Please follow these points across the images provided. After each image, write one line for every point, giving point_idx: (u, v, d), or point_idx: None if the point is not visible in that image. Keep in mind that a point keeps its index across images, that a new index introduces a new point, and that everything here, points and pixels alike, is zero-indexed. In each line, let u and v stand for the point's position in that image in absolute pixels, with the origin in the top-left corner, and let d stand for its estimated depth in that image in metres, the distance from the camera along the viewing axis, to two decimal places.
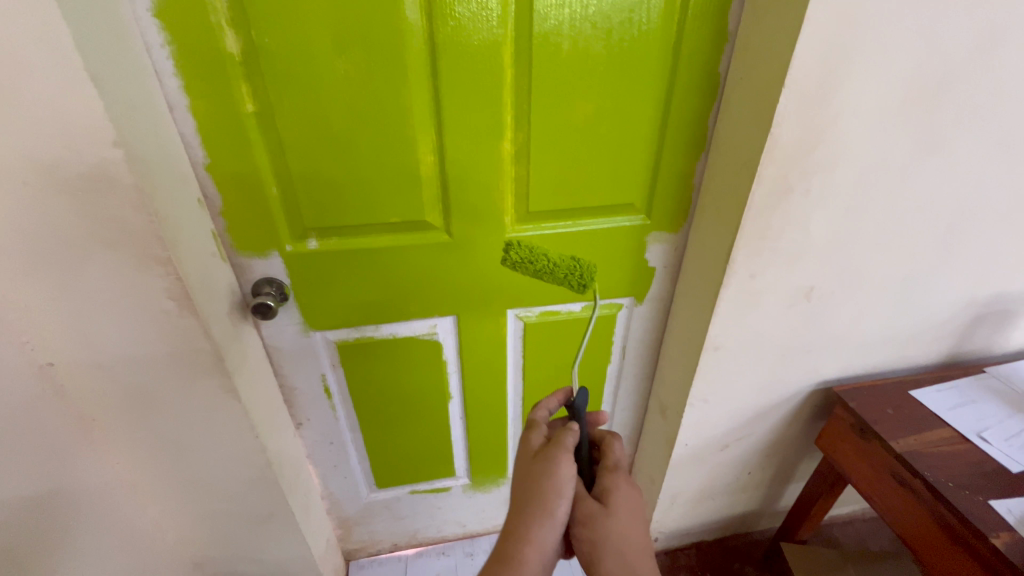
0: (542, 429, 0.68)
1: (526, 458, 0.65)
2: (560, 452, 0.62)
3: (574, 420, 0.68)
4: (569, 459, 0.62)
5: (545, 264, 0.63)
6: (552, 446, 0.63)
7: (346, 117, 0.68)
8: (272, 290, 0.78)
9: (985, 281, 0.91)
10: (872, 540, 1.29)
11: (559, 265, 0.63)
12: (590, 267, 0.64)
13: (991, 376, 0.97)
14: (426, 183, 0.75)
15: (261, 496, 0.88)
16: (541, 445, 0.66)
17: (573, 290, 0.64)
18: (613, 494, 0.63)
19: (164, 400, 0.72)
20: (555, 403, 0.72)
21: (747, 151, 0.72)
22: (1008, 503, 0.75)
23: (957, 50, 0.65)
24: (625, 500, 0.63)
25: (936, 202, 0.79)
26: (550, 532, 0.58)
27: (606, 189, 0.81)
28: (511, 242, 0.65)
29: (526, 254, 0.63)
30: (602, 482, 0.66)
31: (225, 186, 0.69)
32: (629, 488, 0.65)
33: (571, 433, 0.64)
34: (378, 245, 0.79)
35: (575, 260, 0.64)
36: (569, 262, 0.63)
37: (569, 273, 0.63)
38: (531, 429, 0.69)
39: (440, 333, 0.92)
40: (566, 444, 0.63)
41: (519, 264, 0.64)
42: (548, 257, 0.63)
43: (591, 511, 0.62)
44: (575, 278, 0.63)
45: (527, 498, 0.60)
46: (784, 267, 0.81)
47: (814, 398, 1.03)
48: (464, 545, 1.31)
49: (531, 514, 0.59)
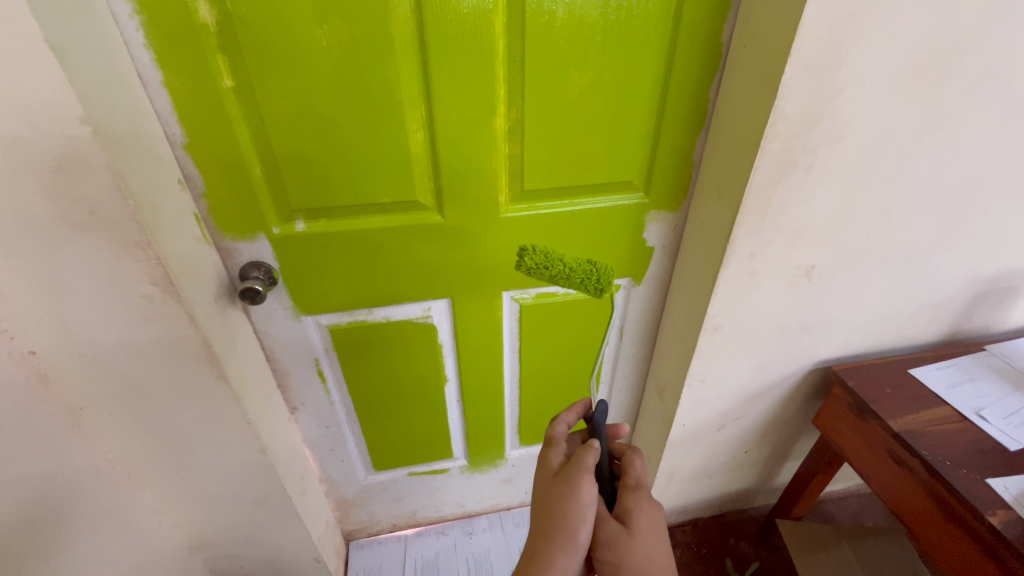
0: (562, 447, 0.69)
1: (547, 478, 0.66)
2: (581, 474, 0.62)
3: (594, 436, 0.68)
4: (590, 482, 0.62)
5: (561, 268, 0.62)
6: (572, 467, 0.64)
7: (330, 93, 0.65)
8: (259, 274, 0.75)
9: (989, 258, 0.90)
10: (866, 515, 1.30)
11: (575, 270, 0.62)
12: (607, 271, 0.63)
13: (991, 354, 0.96)
14: (416, 161, 0.72)
15: (258, 481, 0.88)
16: (561, 465, 0.67)
17: (590, 293, 0.64)
18: (634, 515, 0.63)
19: (154, 388, 0.71)
20: (574, 416, 0.72)
21: (749, 125, 0.69)
22: (1005, 481, 0.75)
23: (972, 16, 0.62)
24: (648, 522, 0.63)
25: (943, 177, 0.77)
26: (571, 558, 0.60)
27: (604, 167, 0.78)
28: (525, 247, 0.62)
29: (542, 259, 0.61)
30: (624, 501, 0.65)
31: (206, 166, 0.67)
32: (651, 508, 0.65)
33: (592, 452, 0.64)
34: (368, 227, 0.76)
35: (591, 264, 0.63)
36: (585, 266, 0.63)
37: (586, 276, 0.63)
38: (551, 446, 0.70)
39: (435, 316, 0.90)
40: (587, 465, 0.63)
41: (535, 271, 0.62)
42: (564, 262, 0.62)
43: (614, 534, 0.62)
44: (592, 281, 0.63)
45: (549, 522, 0.62)
46: (785, 246, 0.79)
47: (812, 377, 1.03)
48: (463, 524, 1.32)
49: (554, 540, 0.60)
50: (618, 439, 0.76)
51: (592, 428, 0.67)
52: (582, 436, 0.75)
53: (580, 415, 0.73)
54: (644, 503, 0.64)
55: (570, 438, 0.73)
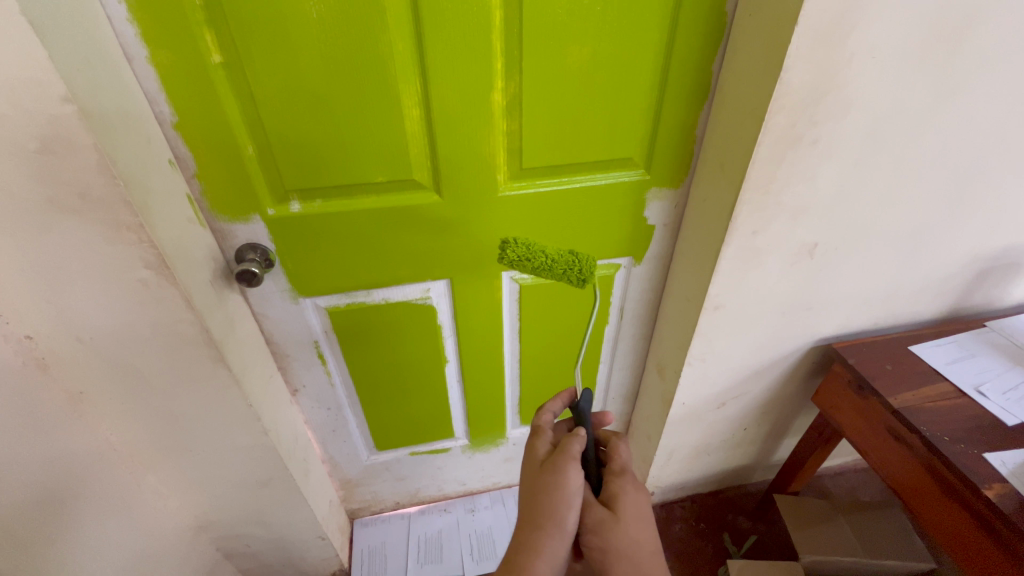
0: (548, 435, 0.72)
1: (534, 466, 0.68)
2: (568, 461, 0.65)
3: (579, 424, 0.71)
4: (576, 467, 0.65)
5: (542, 261, 0.63)
6: (559, 454, 0.66)
7: (323, 69, 0.63)
8: (256, 256, 0.75)
9: (993, 233, 0.89)
10: (863, 490, 1.32)
11: (557, 262, 0.63)
12: (590, 262, 0.64)
13: (992, 330, 0.96)
14: (412, 139, 0.71)
15: (261, 462, 0.89)
16: (548, 452, 0.69)
17: (572, 284, 0.64)
18: (619, 498, 0.66)
19: (153, 372, 0.71)
20: (559, 406, 0.75)
21: (753, 99, 0.67)
22: (1003, 456, 0.75)
23: None
24: (633, 505, 0.66)
25: (950, 152, 0.75)
26: (559, 543, 0.61)
27: (604, 144, 0.77)
28: (507, 240, 0.64)
29: (523, 251, 0.63)
30: (610, 486, 0.68)
31: (197, 146, 0.65)
32: (636, 493, 0.67)
33: (577, 440, 0.67)
34: (365, 207, 0.75)
35: (573, 255, 0.63)
36: (567, 258, 0.63)
37: (568, 268, 0.63)
38: (537, 435, 0.72)
39: (434, 297, 0.90)
40: (572, 452, 0.66)
41: (516, 263, 0.63)
42: (545, 254, 0.63)
43: (600, 518, 0.64)
44: (574, 273, 0.63)
45: (536, 510, 0.63)
46: (787, 224, 0.78)
47: (812, 355, 1.03)
48: (465, 502, 1.34)
49: (541, 527, 0.62)
50: (604, 426, 0.79)
51: (577, 416, 0.70)
52: (568, 424, 0.78)
53: (564, 404, 0.75)
54: (629, 486, 0.67)
55: (555, 428, 0.76)
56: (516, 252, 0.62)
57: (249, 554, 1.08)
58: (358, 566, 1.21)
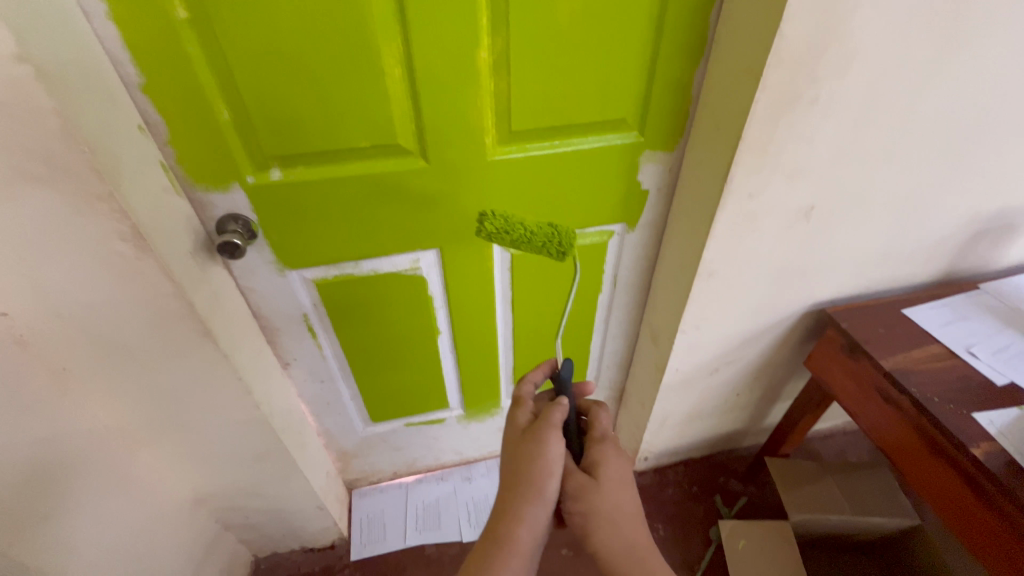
0: (529, 406, 0.72)
1: (516, 435, 0.69)
2: (548, 430, 0.66)
3: (560, 393, 0.71)
4: (557, 436, 0.66)
5: (521, 233, 0.64)
6: (540, 424, 0.67)
7: (297, 23, 0.59)
8: (238, 227, 0.72)
9: (991, 193, 0.87)
10: (851, 451, 1.35)
11: (536, 234, 0.64)
12: (569, 235, 0.65)
13: (985, 292, 0.96)
14: (395, 100, 0.67)
15: (256, 435, 0.89)
16: (529, 422, 0.70)
17: (551, 257, 0.65)
18: (600, 464, 0.68)
19: (138, 348, 0.69)
20: (540, 376, 0.74)
21: (751, 54, 0.64)
22: (990, 415, 0.76)
23: None
24: (614, 470, 0.67)
25: (952, 109, 0.73)
26: (540, 511, 0.63)
27: (596, 104, 0.74)
28: (486, 213, 0.65)
29: (501, 224, 0.64)
30: (591, 453, 0.70)
31: (168, 110, 0.62)
32: (617, 459, 0.69)
33: (559, 409, 0.67)
34: (349, 173, 0.72)
35: (552, 228, 0.65)
36: (546, 230, 0.64)
37: (547, 240, 0.64)
38: (517, 405, 0.72)
39: (424, 268, 0.88)
40: (553, 421, 0.66)
41: (495, 236, 0.65)
42: (523, 227, 0.65)
43: (580, 484, 0.66)
44: (553, 246, 0.64)
45: (517, 478, 0.64)
46: (784, 186, 0.76)
47: (806, 320, 1.02)
48: (462, 470, 1.35)
49: (522, 495, 0.63)
50: (585, 397, 0.78)
51: (559, 386, 0.70)
52: (549, 395, 0.78)
53: (546, 374, 0.75)
54: (609, 452, 0.69)
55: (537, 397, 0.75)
56: (494, 225, 0.64)
57: (248, 525, 1.09)
58: (358, 535, 1.24)
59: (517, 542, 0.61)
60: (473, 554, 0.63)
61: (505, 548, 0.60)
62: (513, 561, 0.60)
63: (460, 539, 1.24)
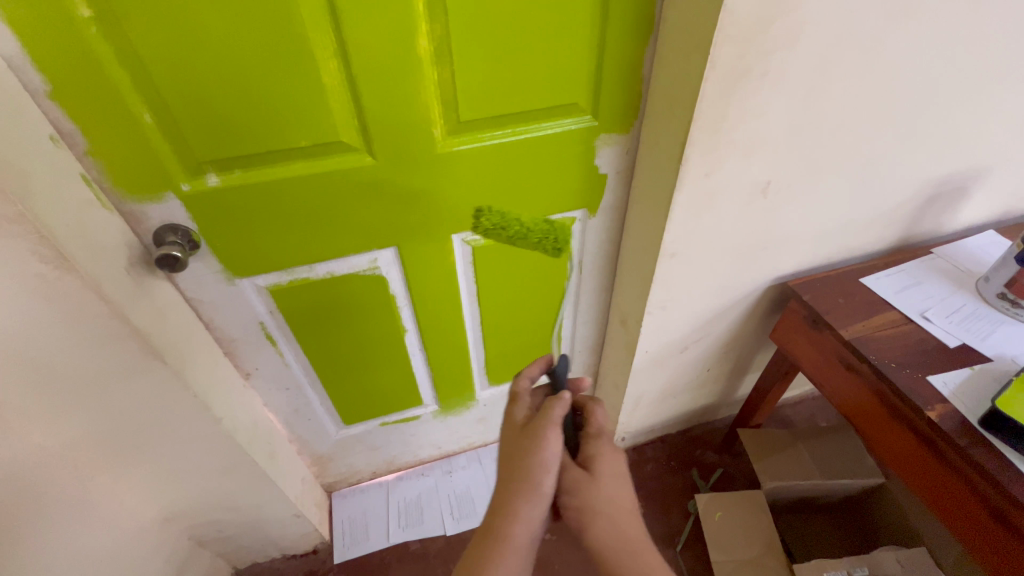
0: (526, 402, 0.71)
1: (514, 431, 0.67)
2: (549, 427, 0.64)
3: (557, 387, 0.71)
4: (556, 433, 0.64)
5: (517, 230, 0.65)
6: (539, 420, 0.65)
7: (218, 15, 0.55)
8: (178, 239, 0.68)
9: (940, 159, 0.89)
10: (820, 416, 1.39)
11: (532, 231, 0.65)
12: (565, 232, 0.65)
13: (938, 257, 0.98)
14: (333, 95, 0.64)
15: (220, 449, 0.86)
16: (527, 417, 0.69)
17: (548, 253, 0.66)
18: (597, 460, 0.68)
19: (80, 374, 0.65)
20: (537, 371, 0.73)
21: (698, 31, 0.63)
22: (944, 377, 0.78)
23: None
24: (609, 465, 0.68)
25: (899, 77, 0.73)
26: (536, 508, 0.62)
27: (545, 88, 0.71)
28: (482, 208, 0.65)
29: (497, 219, 0.64)
30: (587, 449, 0.70)
31: (84, 119, 0.57)
32: (612, 454, 0.69)
33: (560, 404, 0.66)
34: (291, 175, 0.69)
35: (548, 223, 0.65)
36: (542, 227, 0.65)
37: (543, 236, 0.65)
38: (515, 401, 0.71)
39: (383, 267, 0.85)
40: (554, 417, 0.65)
41: (490, 231, 0.65)
42: (520, 223, 0.65)
43: (576, 479, 0.67)
44: (549, 242, 0.65)
45: (514, 474, 0.63)
46: (740, 163, 0.76)
47: (770, 293, 1.04)
48: (442, 464, 1.35)
49: (519, 492, 0.61)
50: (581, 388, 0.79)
51: (556, 381, 0.70)
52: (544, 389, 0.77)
53: (541, 371, 0.74)
54: (605, 448, 0.70)
55: (534, 392, 0.74)
56: (491, 221, 0.64)
57: (224, 538, 1.07)
58: (339, 537, 1.22)
59: (513, 539, 0.60)
60: (466, 552, 0.61)
61: (500, 545, 0.59)
62: (508, 559, 0.59)
63: (444, 533, 1.24)
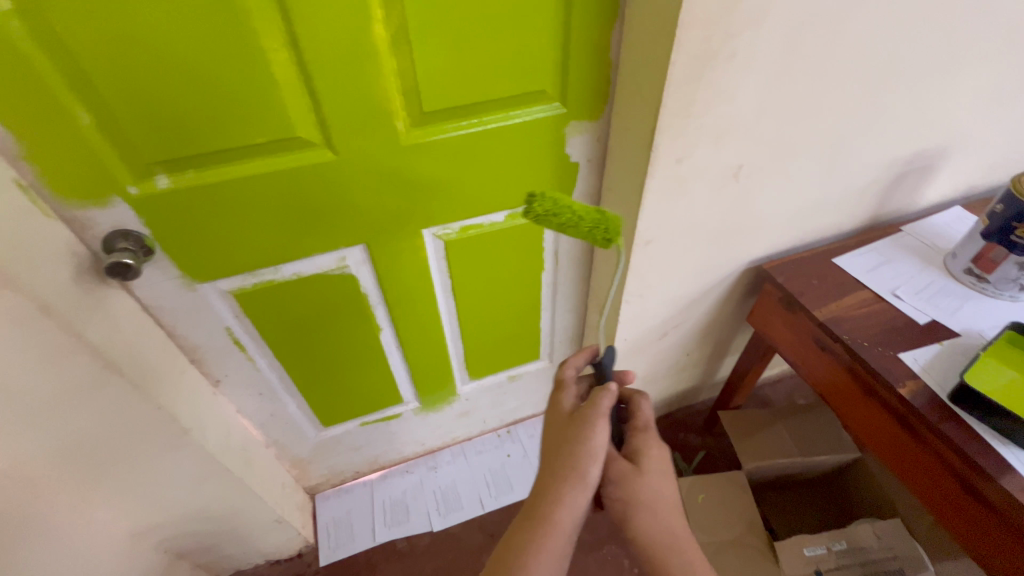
0: (573, 391, 0.72)
1: (561, 419, 0.68)
2: (597, 417, 0.65)
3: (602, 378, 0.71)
4: (604, 424, 0.65)
5: (570, 217, 0.60)
6: (587, 409, 0.66)
7: (158, 7, 0.51)
8: (129, 244, 0.64)
9: (907, 138, 0.90)
10: (798, 394, 1.42)
11: (585, 218, 0.61)
12: (616, 222, 0.62)
13: (907, 234, 1.00)
14: (286, 89, 0.61)
15: (190, 460, 0.83)
16: (574, 406, 0.70)
17: (596, 244, 0.63)
18: (642, 454, 0.68)
19: (32, 394, 0.61)
20: (583, 360, 0.76)
21: (663, 12, 0.61)
22: (915, 354, 0.80)
23: None
24: (655, 460, 0.68)
25: (865, 56, 0.73)
26: (582, 495, 0.61)
27: (511, 76, 0.69)
28: (533, 194, 0.60)
29: (551, 206, 0.59)
30: (633, 442, 0.70)
31: (13, 120, 0.53)
32: (658, 448, 0.69)
33: (607, 395, 0.66)
34: (248, 174, 0.66)
35: (599, 212, 0.61)
36: (594, 215, 0.61)
37: (594, 226, 0.61)
38: (562, 389, 0.73)
39: (352, 266, 0.83)
40: (602, 407, 0.65)
41: (542, 218, 0.60)
42: (573, 210, 0.60)
43: (622, 471, 0.66)
44: (599, 232, 0.62)
45: (560, 461, 0.63)
46: (711, 147, 0.75)
47: (746, 276, 1.04)
48: (426, 460, 1.34)
49: (565, 479, 0.61)
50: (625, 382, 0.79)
51: (601, 372, 0.71)
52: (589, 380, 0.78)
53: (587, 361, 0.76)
54: (653, 443, 0.70)
55: (579, 381, 0.75)
56: (545, 207, 0.59)
57: (203, 548, 1.04)
58: (324, 539, 1.21)
59: (558, 524, 0.60)
60: (508, 534, 0.61)
61: (545, 528, 0.59)
62: (552, 542, 0.59)
63: (431, 529, 1.23)
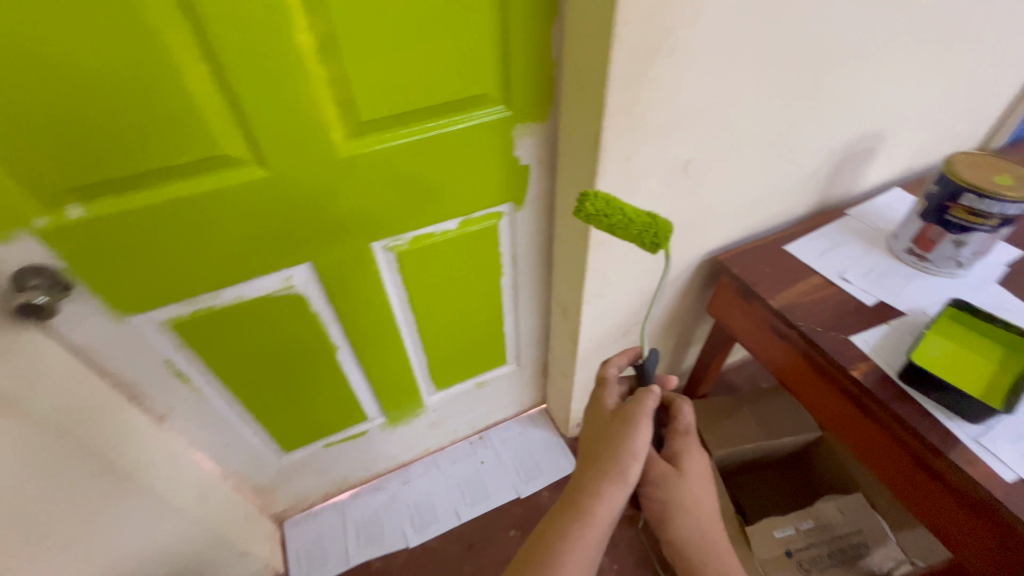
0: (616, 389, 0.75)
1: (605, 417, 0.72)
2: (640, 418, 0.67)
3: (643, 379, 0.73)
4: (647, 424, 0.67)
5: (620, 217, 0.60)
6: (631, 408, 0.69)
7: (45, 22, 0.46)
8: (41, 281, 0.59)
9: (846, 125, 0.92)
10: (761, 377, 1.45)
11: (635, 221, 0.60)
12: (666, 227, 0.61)
13: (852, 218, 1.03)
14: (206, 104, 0.56)
15: (134, 504, 0.77)
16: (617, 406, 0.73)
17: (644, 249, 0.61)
18: (684, 457, 0.71)
19: None
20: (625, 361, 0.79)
21: (598, 9, 0.59)
22: (865, 335, 0.82)
23: None
24: (696, 463, 0.71)
25: (800, 47, 0.74)
26: (620, 492, 0.65)
27: (449, 79, 0.67)
28: (585, 193, 0.61)
29: (602, 206, 0.60)
30: (674, 444, 0.73)
31: None
32: (697, 451, 0.73)
33: (651, 396, 0.68)
34: (172, 197, 0.61)
35: (651, 217, 0.61)
36: (645, 218, 0.60)
37: (644, 230, 0.60)
38: (606, 387, 0.76)
39: (299, 285, 0.79)
40: (646, 408, 0.67)
41: (592, 218, 0.60)
42: (623, 212, 0.60)
43: (664, 472, 0.70)
44: (649, 235, 0.60)
45: (602, 457, 0.67)
46: (658, 144, 0.75)
47: (703, 268, 1.05)
48: (398, 474, 1.31)
49: (607, 476, 0.65)
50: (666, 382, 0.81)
51: (643, 374, 0.73)
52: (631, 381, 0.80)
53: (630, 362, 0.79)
54: (694, 447, 0.73)
55: (621, 379, 0.79)
56: (596, 208, 0.60)
57: None
58: (295, 567, 1.16)
59: (596, 517, 0.64)
60: (544, 522, 0.66)
61: (585, 520, 0.63)
62: (589, 534, 0.63)
63: (407, 545, 1.20)
